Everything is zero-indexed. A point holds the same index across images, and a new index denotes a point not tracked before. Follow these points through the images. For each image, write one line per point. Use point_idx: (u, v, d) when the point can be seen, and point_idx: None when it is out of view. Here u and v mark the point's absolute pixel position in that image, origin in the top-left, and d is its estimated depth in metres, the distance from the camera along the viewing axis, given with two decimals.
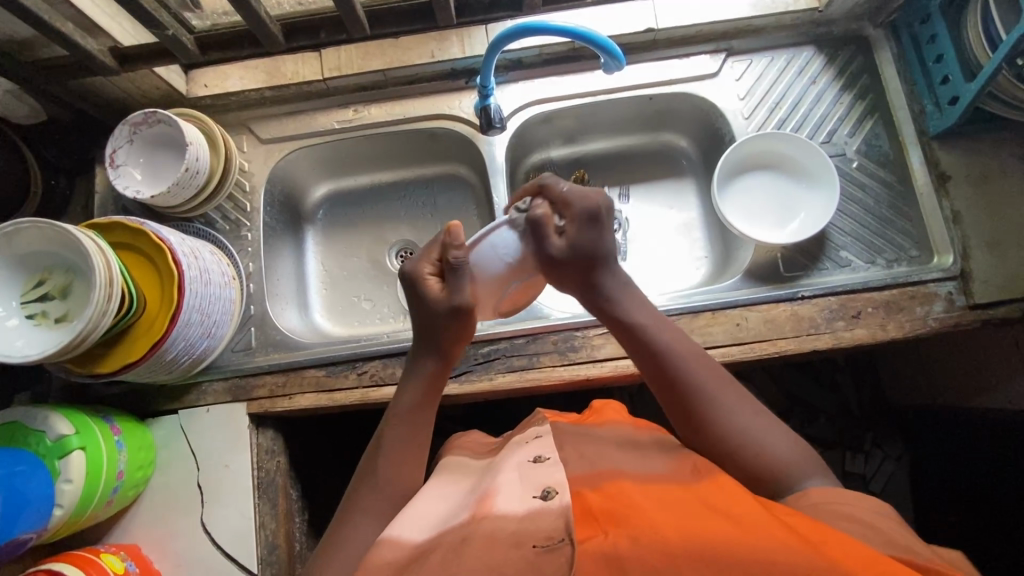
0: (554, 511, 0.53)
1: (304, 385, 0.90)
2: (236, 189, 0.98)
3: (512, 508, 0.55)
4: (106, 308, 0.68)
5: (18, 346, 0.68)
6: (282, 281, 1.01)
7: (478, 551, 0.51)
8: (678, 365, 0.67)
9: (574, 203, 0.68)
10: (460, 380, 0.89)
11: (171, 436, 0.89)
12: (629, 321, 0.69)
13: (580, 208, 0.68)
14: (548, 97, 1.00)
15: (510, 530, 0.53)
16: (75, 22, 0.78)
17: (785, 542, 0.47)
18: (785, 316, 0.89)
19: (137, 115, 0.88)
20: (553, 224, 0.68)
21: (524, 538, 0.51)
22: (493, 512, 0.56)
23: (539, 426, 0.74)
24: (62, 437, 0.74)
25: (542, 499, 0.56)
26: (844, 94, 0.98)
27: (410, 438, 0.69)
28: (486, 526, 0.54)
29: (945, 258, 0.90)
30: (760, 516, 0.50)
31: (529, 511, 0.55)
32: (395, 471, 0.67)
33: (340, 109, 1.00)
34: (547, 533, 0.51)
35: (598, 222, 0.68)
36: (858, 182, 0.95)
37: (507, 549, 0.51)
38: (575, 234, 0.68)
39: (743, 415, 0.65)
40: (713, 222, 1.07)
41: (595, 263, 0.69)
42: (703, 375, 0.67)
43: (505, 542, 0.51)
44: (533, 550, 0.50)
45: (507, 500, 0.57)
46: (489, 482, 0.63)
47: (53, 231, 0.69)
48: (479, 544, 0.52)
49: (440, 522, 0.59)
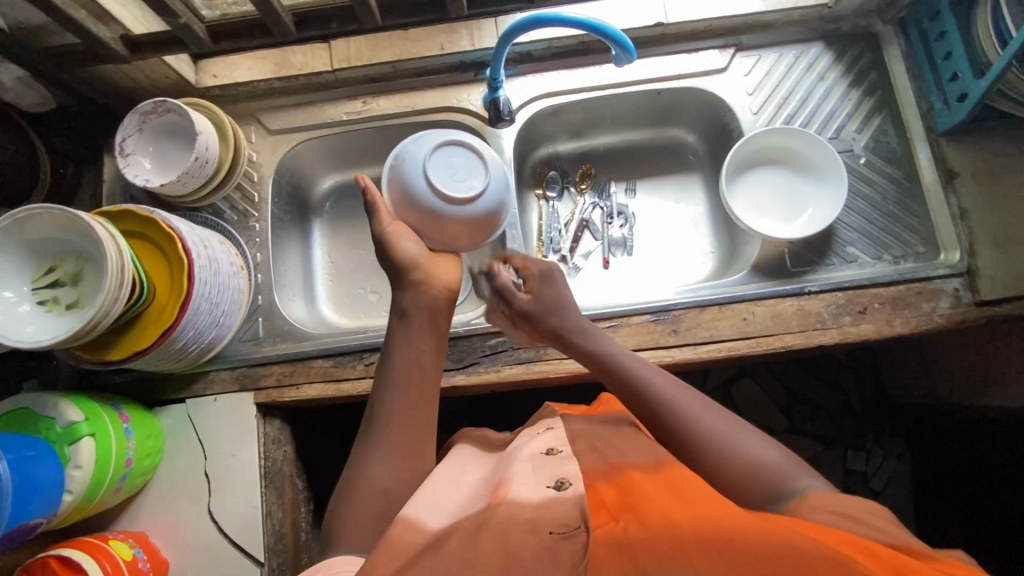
0: (569, 500, 0.55)
1: (312, 375, 0.91)
2: (244, 179, 0.98)
3: (525, 496, 0.56)
4: (118, 295, 0.69)
5: (30, 331, 0.68)
6: (289, 272, 1.02)
7: (493, 536, 0.51)
8: (646, 386, 0.69)
9: (529, 263, 0.81)
10: (468, 372, 0.90)
11: (179, 424, 0.90)
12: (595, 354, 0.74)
13: (537, 269, 0.80)
14: (557, 90, 1.00)
15: (524, 517, 0.53)
16: (87, 9, 0.77)
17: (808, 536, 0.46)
18: (791, 311, 0.89)
19: (146, 104, 0.88)
20: (512, 285, 0.80)
21: (539, 525, 0.52)
22: (508, 499, 0.56)
23: (550, 418, 0.74)
24: (72, 423, 0.74)
25: (555, 490, 0.57)
26: (853, 90, 0.98)
27: (416, 371, 0.68)
28: (500, 512, 0.54)
29: (951, 255, 0.90)
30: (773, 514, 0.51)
31: (543, 500, 0.56)
32: (407, 417, 0.66)
33: (349, 101, 1.00)
34: (563, 521, 0.52)
35: (555, 277, 0.80)
36: (866, 178, 0.95)
37: (522, 535, 0.51)
38: (536, 290, 0.79)
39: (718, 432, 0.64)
40: (721, 218, 1.07)
41: (562, 309, 0.77)
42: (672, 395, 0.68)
43: (521, 528, 0.52)
44: (549, 536, 0.51)
45: (520, 489, 0.58)
46: (501, 472, 0.63)
47: (65, 217, 0.69)
48: (495, 527, 0.53)
49: (454, 512, 0.59)
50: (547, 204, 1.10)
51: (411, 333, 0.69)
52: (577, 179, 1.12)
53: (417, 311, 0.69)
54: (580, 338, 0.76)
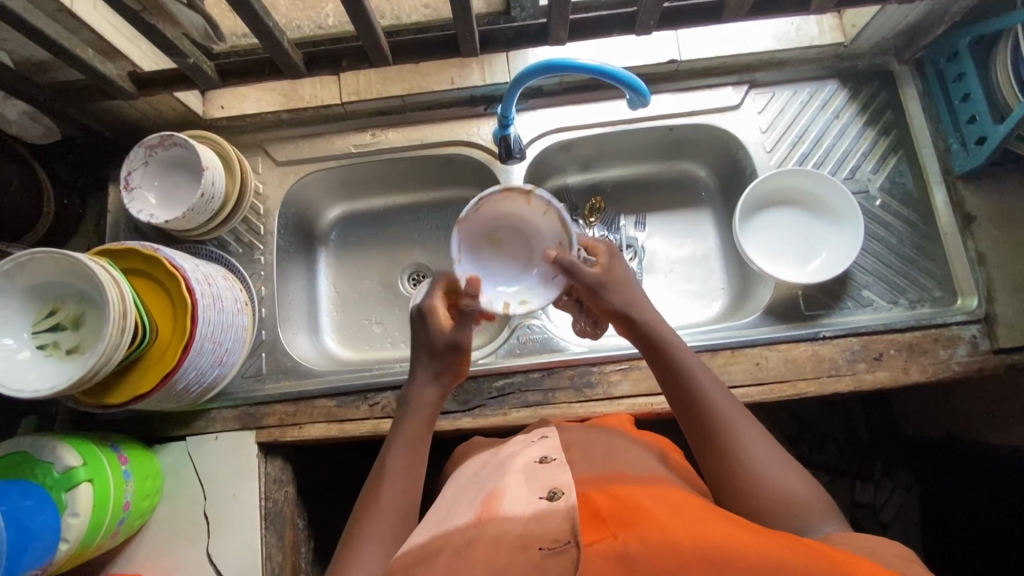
0: (560, 512, 0.51)
1: (315, 415, 0.89)
2: (250, 212, 0.97)
3: (517, 509, 0.54)
4: (119, 342, 0.67)
5: (32, 380, 0.66)
6: (294, 305, 1.00)
7: (488, 551, 0.50)
8: (699, 391, 0.68)
9: (599, 243, 0.79)
10: (474, 414, 0.88)
11: (178, 463, 0.88)
12: (653, 342, 0.72)
13: (606, 248, 0.78)
14: (566, 126, 0.99)
15: (516, 533, 0.51)
16: (94, 46, 0.75)
17: (819, 563, 0.45)
18: (805, 356, 0.88)
19: (152, 138, 0.86)
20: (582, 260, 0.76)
21: (530, 541, 0.49)
22: (501, 512, 0.55)
23: (546, 428, 0.75)
24: (69, 469, 0.72)
25: (548, 500, 0.54)
26: (868, 130, 0.97)
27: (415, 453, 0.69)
28: (493, 528, 0.53)
29: (969, 301, 0.89)
30: (769, 533, 0.50)
31: (536, 512, 0.53)
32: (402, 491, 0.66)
33: (356, 133, 0.99)
34: (553, 536, 0.49)
35: (621, 258, 0.79)
36: (882, 221, 0.94)
37: (513, 552, 0.48)
38: (606, 264, 0.76)
39: (758, 455, 0.63)
40: (730, 254, 1.06)
41: (626, 290, 0.75)
42: (722, 405, 0.67)
43: (511, 544, 0.50)
44: (538, 552, 0.48)
45: (512, 502, 0.56)
46: (495, 480, 0.62)
47: (67, 261, 0.67)
48: (486, 545, 0.50)
49: (445, 522, 0.58)
50: None
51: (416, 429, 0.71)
52: (586, 213, 1.10)
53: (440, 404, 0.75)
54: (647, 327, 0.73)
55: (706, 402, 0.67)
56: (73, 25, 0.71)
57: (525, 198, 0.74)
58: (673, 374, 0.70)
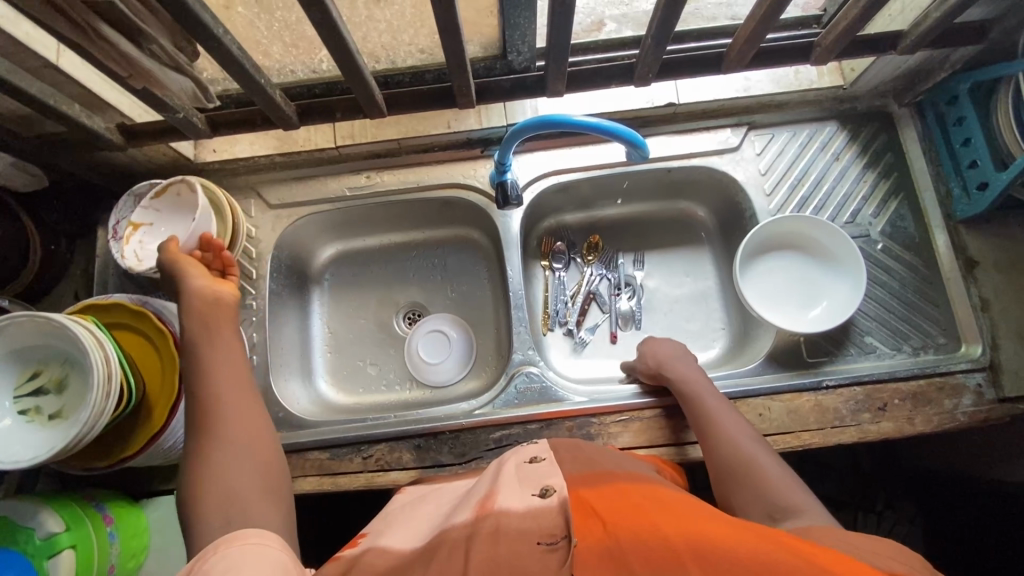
0: (553, 508, 0.55)
1: (307, 468, 0.87)
2: (242, 255, 0.95)
3: (512, 505, 0.57)
4: (104, 407, 0.64)
5: (12, 450, 0.63)
6: (286, 351, 0.98)
7: (486, 545, 0.52)
8: (715, 422, 0.74)
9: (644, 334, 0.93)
10: (470, 467, 0.86)
11: (166, 519, 0.84)
12: (680, 378, 0.81)
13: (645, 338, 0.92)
14: (564, 168, 0.98)
15: (514, 526, 0.53)
16: (83, 100, 0.74)
17: (803, 557, 0.44)
18: (809, 407, 0.86)
19: (142, 187, 0.87)
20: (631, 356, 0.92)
21: (529, 535, 0.52)
22: (497, 507, 0.57)
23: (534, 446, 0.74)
24: (52, 536, 0.71)
25: (541, 497, 0.57)
26: (868, 172, 0.96)
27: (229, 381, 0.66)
28: (491, 520, 0.55)
29: (973, 347, 0.87)
30: (749, 526, 0.50)
31: (529, 509, 0.56)
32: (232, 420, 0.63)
33: (351, 175, 0.98)
34: (550, 531, 0.52)
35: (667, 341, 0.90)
36: (884, 265, 0.93)
37: (513, 545, 0.51)
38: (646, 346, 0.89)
39: (776, 469, 0.66)
40: (730, 295, 1.05)
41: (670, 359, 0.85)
42: (736, 431, 0.72)
43: (510, 539, 0.52)
44: (537, 546, 0.51)
45: (506, 498, 0.58)
46: (491, 483, 0.64)
47: (49, 323, 0.66)
48: (486, 538, 0.52)
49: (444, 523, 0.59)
50: (553, 275, 1.07)
51: (213, 341, 0.69)
52: (584, 251, 1.09)
53: (201, 306, 0.72)
54: (676, 380, 0.81)
55: (726, 430, 0.72)
56: (61, 82, 0.70)
57: (152, 226, 0.87)
58: (698, 407, 0.77)
